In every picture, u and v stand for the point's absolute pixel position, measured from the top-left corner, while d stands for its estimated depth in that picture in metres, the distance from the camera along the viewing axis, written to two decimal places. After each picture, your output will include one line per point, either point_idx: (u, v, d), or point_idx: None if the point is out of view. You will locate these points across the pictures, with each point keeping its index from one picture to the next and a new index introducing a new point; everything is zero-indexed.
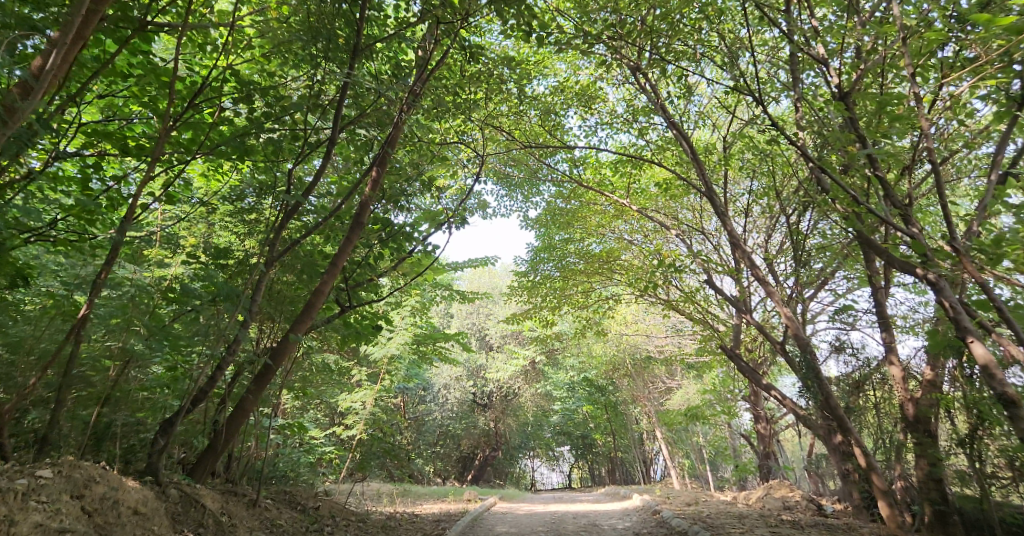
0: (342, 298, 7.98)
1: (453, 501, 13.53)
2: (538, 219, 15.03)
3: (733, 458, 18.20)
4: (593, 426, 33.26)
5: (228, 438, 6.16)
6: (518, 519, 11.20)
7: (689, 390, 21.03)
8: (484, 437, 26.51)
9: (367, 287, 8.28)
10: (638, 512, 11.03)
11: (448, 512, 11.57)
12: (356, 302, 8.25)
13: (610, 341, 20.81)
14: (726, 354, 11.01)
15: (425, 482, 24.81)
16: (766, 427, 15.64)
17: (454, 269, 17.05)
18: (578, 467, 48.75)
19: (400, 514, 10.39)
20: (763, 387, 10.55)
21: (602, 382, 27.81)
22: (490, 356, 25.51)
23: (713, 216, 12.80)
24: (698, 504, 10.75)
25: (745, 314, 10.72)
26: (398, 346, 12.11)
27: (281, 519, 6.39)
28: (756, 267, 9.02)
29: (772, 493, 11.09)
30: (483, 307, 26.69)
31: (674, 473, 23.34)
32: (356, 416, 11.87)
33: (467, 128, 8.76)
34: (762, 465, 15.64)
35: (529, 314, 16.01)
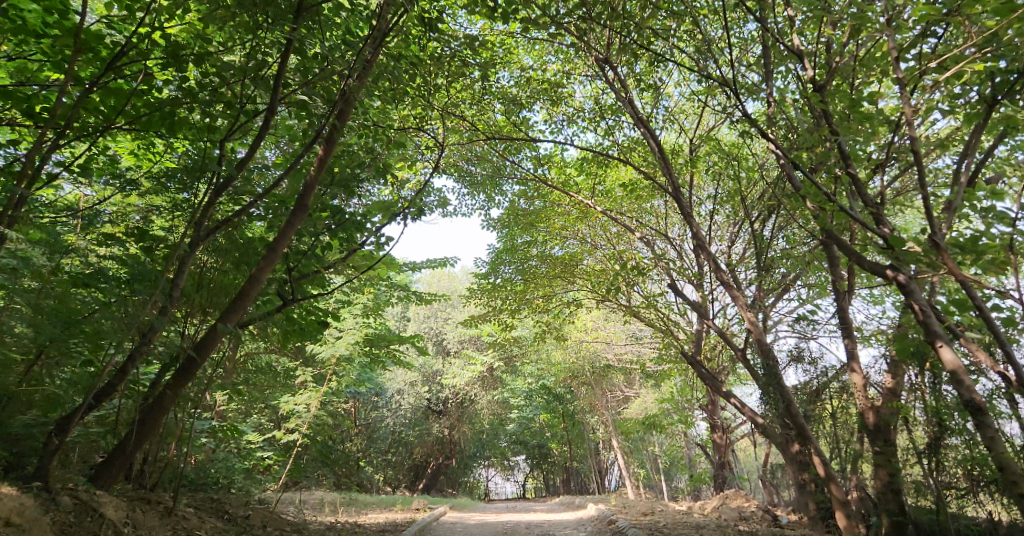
0: (283, 290, 7.39)
1: (401, 510, 12.93)
2: (500, 219, 14.65)
3: (689, 469, 18.05)
4: (550, 435, 32.90)
5: (138, 440, 5.49)
6: (467, 530, 10.67)
7: (647, 399, 20.87)
8: (438, 445, 25.85)
9: (312, 280, 7.72)
10: (591, 522, 10.67)
11: (395, 522, 10.99)
12: (299, 295, 7.68)
13: (570, 348, 20.51)
14: (688, 360, 10.78)
15: (375, 491, 24.03)
16: (723, 437, 15.49)
17: (411, 269, 16.52)
18: (533, 477, 48.33)
19: (342, 524, 9.77)
20: (723, 395, 10.34)
21: (560, 390, 27.50)
22: (447, 362, 24.93)
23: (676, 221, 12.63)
24: (654, 514, 10.43)
25: (708, 321, 10.51)
26: (348, 346, 11.52)
27: (199, 529, 5.75)
28: (720, 271, 8.79)
29: (728, 504, 10.86)
30: (441, 311, 26.12)
31: (629, 484, 23.13)
32: (299, 419, 11.21)
33: (425, 116, 8.31)
34: (718, 476, 15.48)
35: (487, 318, 15.57)
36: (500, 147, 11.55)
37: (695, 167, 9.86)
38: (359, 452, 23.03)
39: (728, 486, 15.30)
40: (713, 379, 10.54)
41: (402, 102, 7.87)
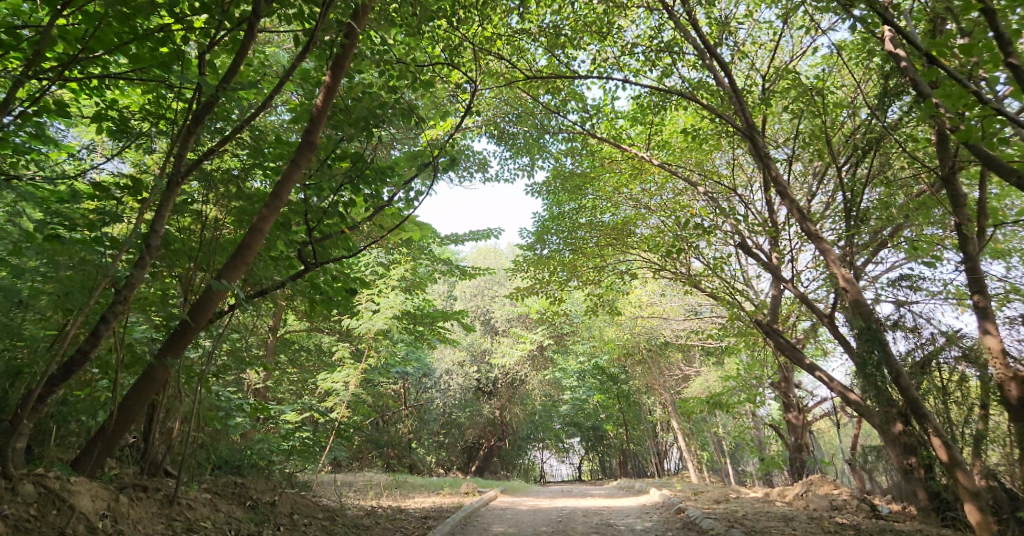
0: (308, 251, 6.61)
1: (448, 494, 12.14)
2: (546, 184, 13.61)
3: (758, 450, 16.75)
4: (604, 416, 31.84)
5: (120, 424, 4.74)
6: (518, 515, 9.63)
7: (709, 377, 19.56)
8: (488, 426, 25.12)
9: (338, 240, 6.90)
10: (657, 510, 9.53)
11: (441, 506, 10.17)
12: (325, 257, 6.86)
13: (624, 324, 19.33)
14: (765, 330, 9.53)
15: (426, 473, 23.52)
16: (798, 417, 14.11)
17: (454, 241, 15.65)
18: (588, 460, 47.48)
19: (383, 509, 8.98)
20: (806, 368, 9.07)
21: (613, 369, 26.45)
22: (495, 341, 24.10)
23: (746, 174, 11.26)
24: (729, 502, 9.24)
25: (787, 284, 9.20)
26: (386, 320, 10.77)
27: (204, 522, 5.11)
28: (807, 220, 7.51)
29: (814, 491, 9.59)
30: (488, 290, 25.26)
31: (691, 466, 21.89)
32: (337, 398, 10.51)
33: (459, 53, 7.35)
34: (793, 458, 14.14)
35: (535, 291, 14.56)
36: (544, 99, 10.45)
37: (771, 106, 8.55)
38: (409, 434, 22.53)
39: (804, 469, 13.94)
40: (794, 350, 9.26)
41: (431, 37, 6.89)
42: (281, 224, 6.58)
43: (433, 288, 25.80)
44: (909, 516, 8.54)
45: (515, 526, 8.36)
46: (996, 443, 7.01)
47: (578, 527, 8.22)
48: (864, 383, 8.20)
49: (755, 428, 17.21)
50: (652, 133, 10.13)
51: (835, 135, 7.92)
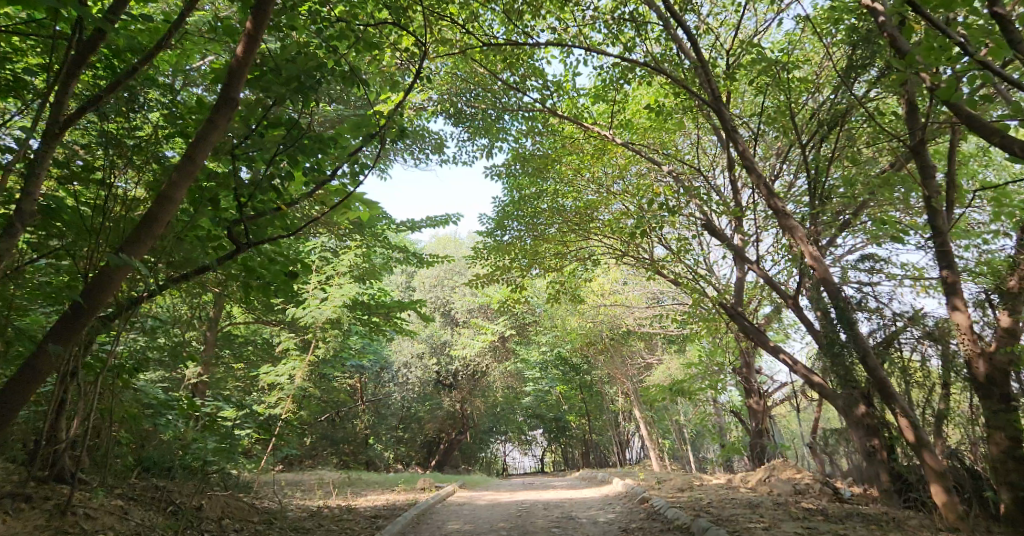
0: (238, 228, 6.00)
1: (403, 490, 11.61)
2: (505, 167, 13.14)
3: (719, 438, 16.68)
4: (566, 408, 31.68)
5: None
6: (476, 510, 9.18)
7: (671, 365, 19.45)
8: (449, 419, 24.60)
9: (273, 217, 6.30)
10: (620, 501, 9.18)
11: (393, 504, 9.62)
12: (258, 235, 6.25)
13: (585, 313, 19.05)
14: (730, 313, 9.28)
15: (384, 469, 22.90)
16: (759, 403, 14.02)
17: (411, 228, 15.06)
18: (551, 452, 47.41)
19: (329, 509, 8.38)
20: (770, 352, 8.84)
21: (575, 359, 26.25)
22: (456, 333, 23.59)
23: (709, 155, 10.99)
24: (693, 490, 8.93)
25: (751, 265, 8.94)
26: (335, 308, 10.05)
27: (102, 534, 4.49)
28: (774, 195, 7.21)
29: (778, 476, 9.40)
30: (448, 280, 24.71)
31: (653, 455, 21.80)
32: (282, 392, 9.86)
33: (408, 17, 6.81)
34: (754, 444, 14.05)
35: (494, 279, 14.09)
36: (501, 74, 9.95)
37: (737, 80, 8.24)
38: (366, 429, 21.92)
39: (765, 455, 13.86)
40: (759, 334, 9.04)
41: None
42: (208, 199, 5.95)
43: (392, 278, 25.12)
44: (871, 499, 8.40)
45: (471, 522, 7.91)
46: (961, 422, 6.85)
47: (538, 520, 7.80)
48: (830, 366, 7.98)
49: (716, 416, 17.14)
50: (614, 110, 9.74)
51: (802, 110, 7.67)
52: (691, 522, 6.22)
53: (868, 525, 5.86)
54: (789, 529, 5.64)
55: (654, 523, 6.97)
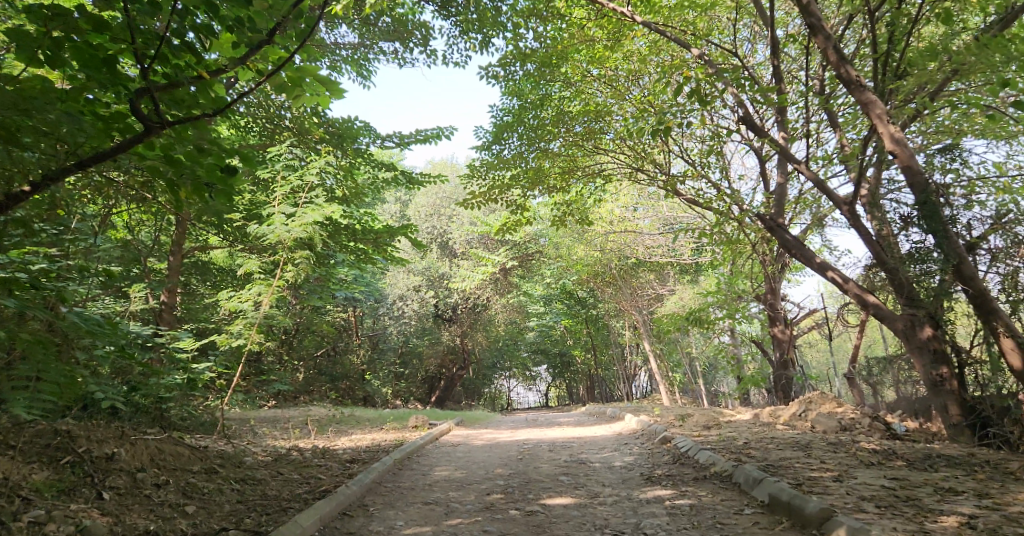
0: (146, 101, 4.62)
1: (393, 429, 10.47)
2: (502, 68, 11.38)
3: (737, 370, 15.56)
4: (572, 343, 30.67)
5: None
6: (472, 452, 8.01)
7: (685, 294, 18.20)
8: (449, 355, 23.70)
9: (200, 87, 4.86)
10: (636, 440, 7.97)
11: (378, 445, 8.46)
12: (182, 110, 4.85)
13: (592, 240, 17.63)
14: (769, 224, 7.80)
15: (382, 405, 22.13)
16: (784, 331, 12.77)
17: (399, 144, 13.46)
18: (556, 388, 47.16)
19: (300, 453, 7.19)
20: (816, 268, 7.41)
21: (581, 292, 25.05)
22: (454, 265, 22.31)
23: (749, 37, 9.18)
24: (721, 428, 7.70)
25: (798, 165, 7.41)
26: (306, 227, 8.53)
27: None
28: (847, 68, 5.90)
29: (817, 411, 8.14)
30: (445, 210, 23.19)
31: (663, 389, 20.85)
32: (244, 320, 8.50)
33: None
34: (778, 376, 12.88)
35: (491, 198, 12.60)
36: None
37: None
38: (362, 364, 21.04)
39: (790, 387, 12.69)
40: (803, 248, 7.59)
41: None
42: (101, 60, 4.46)
43: (385, 208, 23.62)
44: (932, 436, 7.15)
45: (464, 468, 6.72)
46: None
47: (543, 465, 6.60)
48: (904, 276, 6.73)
49: (734, 347, 15.94)
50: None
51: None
52: (733, 468, 4.99)
53: (958, 472, 4.64)
54: (865, 479, 4.41)
55: (682, 468, 5.79)
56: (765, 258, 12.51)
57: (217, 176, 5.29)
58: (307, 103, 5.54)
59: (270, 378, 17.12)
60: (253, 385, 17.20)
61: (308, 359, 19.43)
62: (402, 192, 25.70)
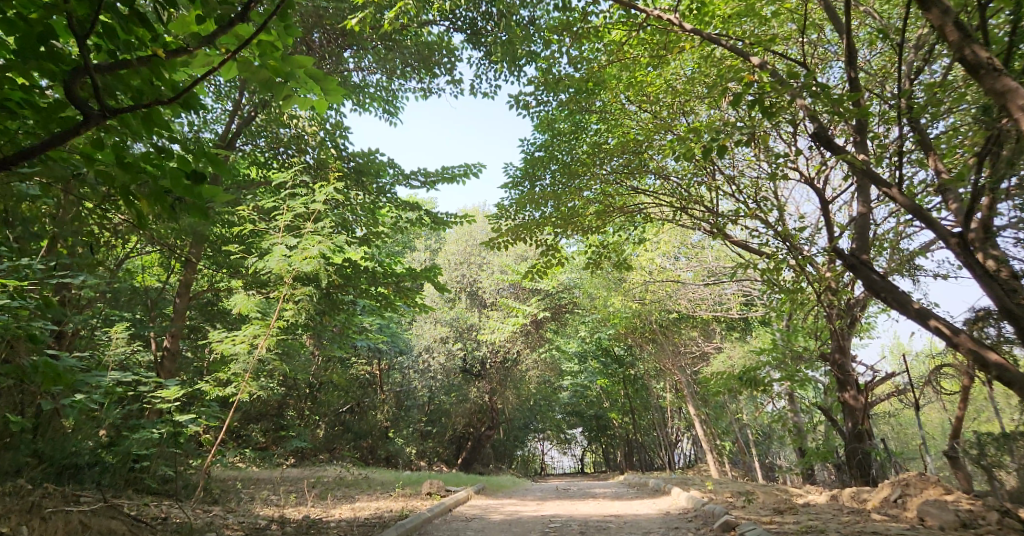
0: (87, 89, 3.63)
1: (403, 496, 9.13)
2: (536, 97, 10.53)
3: (797, 440, 13.80)
4: (608, 404, 28.90)
5: None
6: (489, 531, 6.63)
7: (733, 352, 16.65)
8: (478, 413, 22.34)
9: (162, 70, 3.86)
10: (690, 526, 6.49)
11: (380, 517, 7.13)
12: (140, 100, 3.90)
13: (632, 291, 16.32)
14: (850, 260, 6.45)
15: (405, 467, 20.74)
16: (856, 399, 11.15)
17: (425, 182, 12.70)
18: (591, 452, 44.88)
19: (280, 529, 5.94)
20: (915, 316, 5.98)
21: (618, 349, 23.59)
22: (484, 316, 21.22)
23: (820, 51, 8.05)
24: (799, 514, 6.20)
25: (886, 189, 5.97)
26: (312, 261, 7.52)
27: None
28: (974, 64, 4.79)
29: (919, 497, 6.53)
30: (476, 257, 22.17)
31: (710, 459, 18.93)
32: (234, 366, 7.44)
33: None
34: (851, 452, 11.12)
35: (521, 240, 11.57)
36: None
37: None
38: (385, 421, 19.96)
39: (867, 464, 10.90)
40: (896, 292, 6.17)
41: None
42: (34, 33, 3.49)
43: (414, 256, 22.81)
44: None
45: None
46: None
47: None
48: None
49: (793, 414, 14.19)
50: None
51: None
52: None
53: None
54: None
55: None
56: (830, 311, 11.03)
57: (184, 188, 4.25)
58: (300, 104, 4.48)
59: (287, 433, 16.15)
60: (269, 441, 16.25)
61: (327, 414, 18.35)
62: (433, 239, 24.93)
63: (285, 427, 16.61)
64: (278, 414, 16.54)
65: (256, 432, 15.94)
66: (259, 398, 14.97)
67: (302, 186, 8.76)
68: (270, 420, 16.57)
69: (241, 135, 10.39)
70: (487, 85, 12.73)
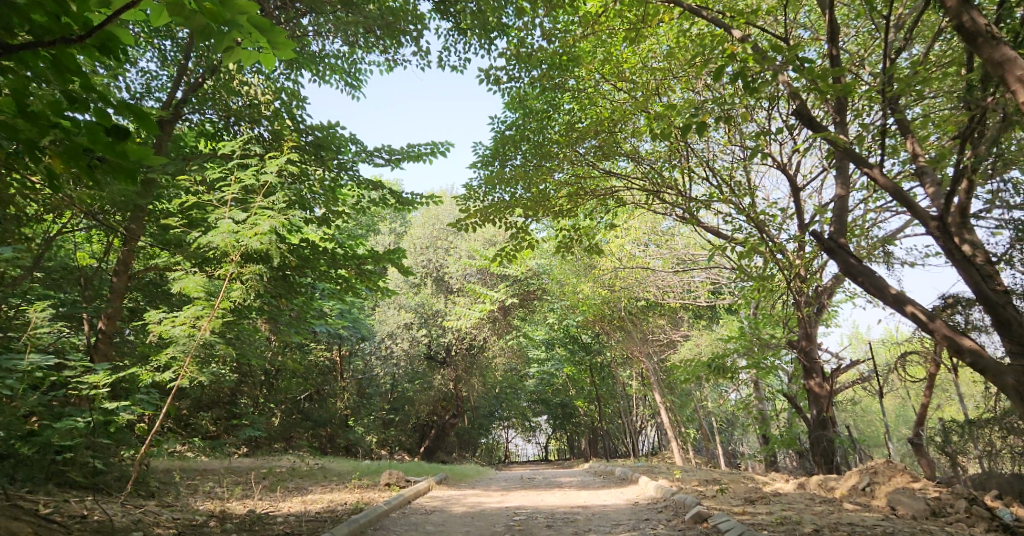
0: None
1: (358, 487, 8.67)
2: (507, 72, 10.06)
3: (762, 428, 13.75)
4: (574, 392, 28.79)
5: None
6: (449, 526, 6.23)
7: (700, 340, 16.55)
8: (442, 401, 21.90)
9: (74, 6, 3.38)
10: (659, 517, 6.19)
11: (332, 511, 6.66)
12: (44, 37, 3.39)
13: (601, 278, 16.01)
14: (827, 243, 6.15)
15: (366, 455, 20.22)
16: (821, 386, 11.09)
17: (389, 161, 12.14)
18: (556, 440, 44.93)
19: (219, 525, 5.43)
20: (891, 301, 5.71)
21: (585, 336, 23.40)
22: (450, 302, 20.77)
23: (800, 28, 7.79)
24: (770, 505, 5.98)
25: (869, 169, 5.67)
26: (261, 237, 6.96)
27: None
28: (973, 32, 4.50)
29: (892, 487, 6.35)
30: (442, 241, 21.65)
31: (675, 446, 18.89)
32: (172, 349, 6.87)
33: None
34: (815, 439, 11.07)
35: (486, 221, 11.14)
36: None
37: None
38: (346, 409, 19.39)
39: (832, 451, 10.85)
40: (874, 276, 5.90)
41: None
42: None
43: (379, 239, 22.17)
44: None
45: None
46: None
47: None
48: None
49: (759, 401, 14.14)
50: None
51: None
52: None
53: None
54: None
55: None
56: (799, 298, 10.88)
57: (101, 143, 3.71)
58: (242, 56, 3.83)
59: (241, 421, 15.47)
60: (222, 429, 15.55)
61: (285, 402, 17.70)
62: (399, 223, 24.24)
63: (240, 415, 15.93)
64: (233, 401, 15.85)
65: (207, 420, 15.17)
66: (210, 385, 14.26)
67: (250, 157, 8.13)
68: (223, 408, 15.76)
69: (187, 103, 9.65)
70: (457, 55, 11.39)
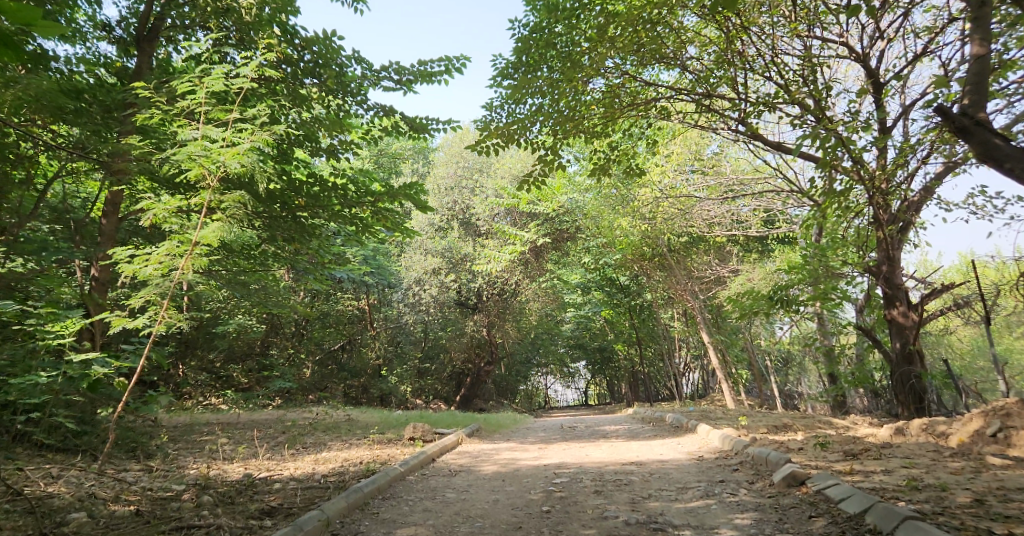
0: None
1: (379, 442, 7.71)
2: None
3: (828, 366, 12.37)
4: (612, 337, 27.67)
5: None
6: (478, 492, 5.13)
7: (752, 273, 15.08)
8: (476, 348, 21.04)
9: None
10: (738, 476, 4.99)
11: (340, 475, 5.63)
12: None
13: (641, 209, 14.57)
14: (961, 121, 4.93)
15: (401, 406, 19.59)
16: (906, 315, 9.77)
17: (400, 82, 10.78)
18: (595, 384, 44.27)
19: (192, 501, 4.40)
20: None
21: (623, 277, 22.12)
22: (479, 245, 19.60)
23: None
24: (883, 461, 4.72)
25: None
26: (241, 157, 5.75)
27: None
28: None
29: None
30: (468, 180, 20.26)
31: (726, 389, 17.67)
32: (144, 292, 5.77)
33: None
34: (901, 377, 9.75)
35: (511, 143, 9.78)
36: None
37: None
38: (377, 359, 18.65)
39: (922, 389, 9.51)
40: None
41: None
42: None
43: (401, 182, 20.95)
44: None
45: None
46: None
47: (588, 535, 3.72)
48: None
49: (822, 337, 12.75)
50: None
51: None
52: None
53: None
54: None
55: None
56: (879, 216, 9.34)
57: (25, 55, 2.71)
58: None
59: (268, 373, 14.82)
60: (253, 381, 14.76)
61: (311, 354, 16.98)
62: (421, 163, 22.95)
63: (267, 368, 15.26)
64: (261, 353, 15.18)
65: (237, 372, 14.36)
66: (232, 337, 13.55)
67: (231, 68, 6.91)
68: (254, 360, 14.79)
69: (166, 17, 8.44)
70: None
